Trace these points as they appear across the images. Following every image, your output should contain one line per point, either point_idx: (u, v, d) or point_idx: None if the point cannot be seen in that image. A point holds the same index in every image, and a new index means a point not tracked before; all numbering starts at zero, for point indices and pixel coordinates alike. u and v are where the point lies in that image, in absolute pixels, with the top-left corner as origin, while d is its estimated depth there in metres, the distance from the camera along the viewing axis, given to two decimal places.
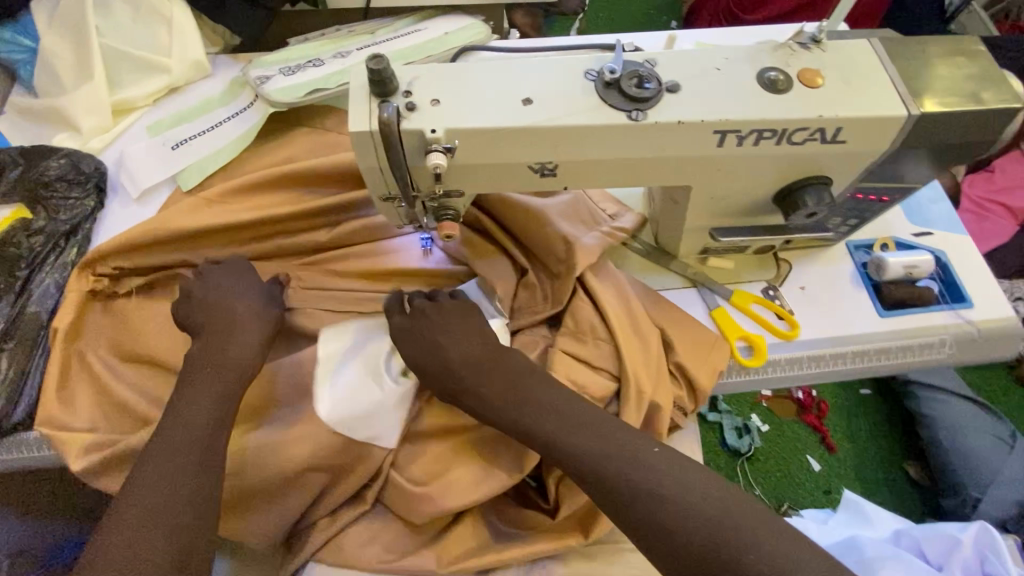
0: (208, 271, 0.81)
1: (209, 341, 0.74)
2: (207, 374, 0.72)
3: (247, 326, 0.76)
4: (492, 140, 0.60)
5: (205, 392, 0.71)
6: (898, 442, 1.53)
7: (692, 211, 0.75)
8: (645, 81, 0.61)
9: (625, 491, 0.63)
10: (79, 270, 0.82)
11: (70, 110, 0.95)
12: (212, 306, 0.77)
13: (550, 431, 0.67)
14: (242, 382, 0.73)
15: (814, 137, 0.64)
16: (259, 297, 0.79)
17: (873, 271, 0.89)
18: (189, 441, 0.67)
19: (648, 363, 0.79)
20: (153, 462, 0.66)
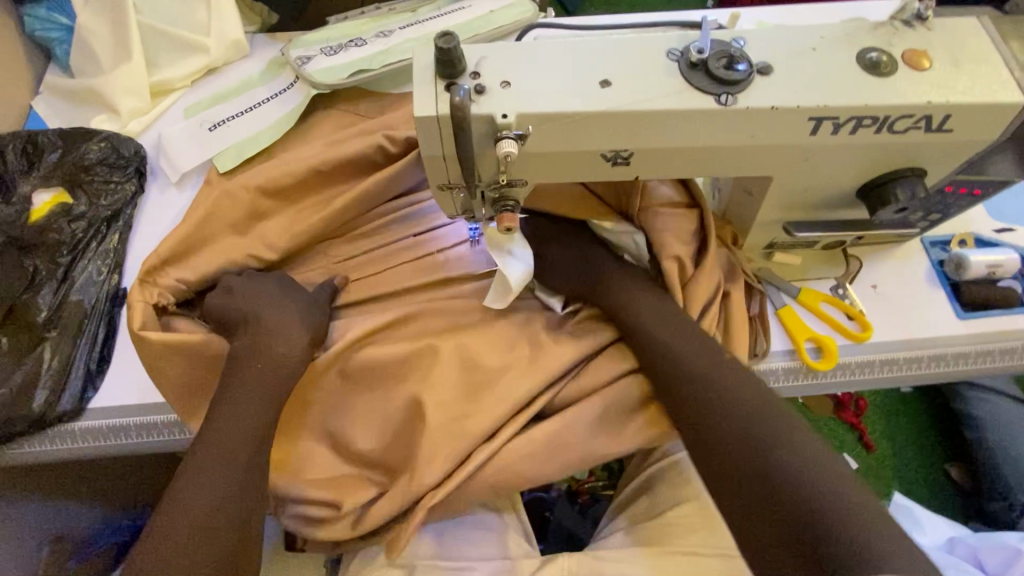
0: (251, 276, 0.78)
1: (255, 337, 0.71)
2: (252, 372, 0.69)
3: (291, 328, 0.72)
4: (567, 127, 0.55)
5: (253, 391, 0.68)
6: (943, 443, 1.46)
7: (768, 204, 0.70)
8: (735, 61, 0.56)
9: (694, 377, 0.66)
10: (140, 282, 0.76)
11: (108, 90, 0.92)
12: (254, 306, 0.73)
13: (653, 331, 0.70)
14: (287, 386, 0.70)
15: (918, 125, 0.58)
16: (303, 301, 0.75)
17: (951, 270, 0.84)
18: (240, 438, 0.65)
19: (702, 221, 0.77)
20: (200, 463, 0.63)
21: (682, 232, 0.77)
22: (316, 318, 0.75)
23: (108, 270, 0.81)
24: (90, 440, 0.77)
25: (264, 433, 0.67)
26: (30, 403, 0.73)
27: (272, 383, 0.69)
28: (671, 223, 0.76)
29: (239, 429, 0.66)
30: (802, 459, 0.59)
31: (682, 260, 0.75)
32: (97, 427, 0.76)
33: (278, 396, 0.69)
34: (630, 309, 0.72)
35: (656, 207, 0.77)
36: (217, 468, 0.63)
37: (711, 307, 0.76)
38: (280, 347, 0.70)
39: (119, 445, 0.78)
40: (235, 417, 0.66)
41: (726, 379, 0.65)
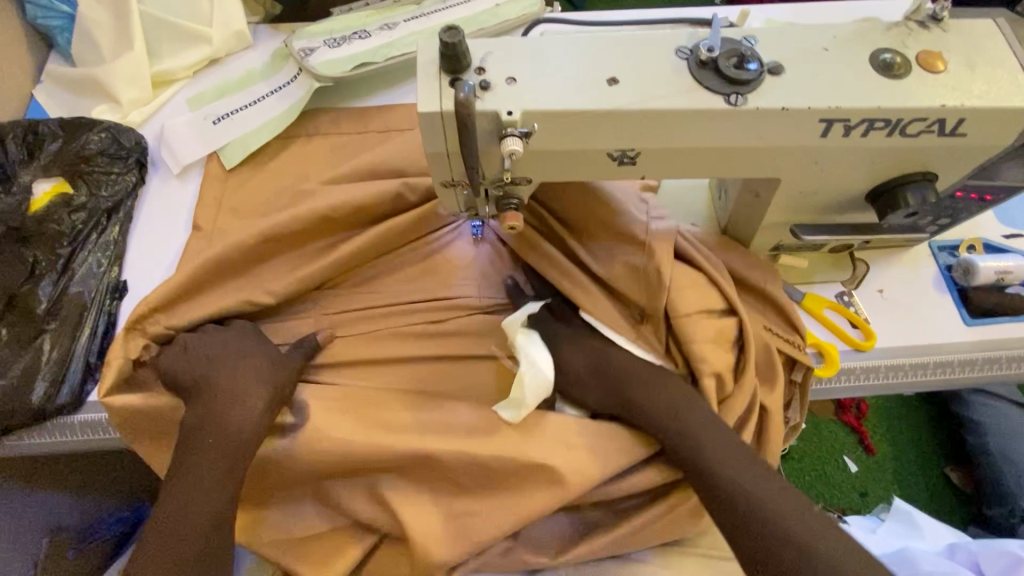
0: (211, 331, 0.74)
1: (205, 408, 0.66)
2: (201, 450, 0.64)
3: (248, 394, 0.67)
4: (572, 125, 0.54)
5: (201, 470, 0.63)
6: (945, 448, 1.46)
7: (776, 207, 0.69)
8: (746, 61, 0.55)
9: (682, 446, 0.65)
10: (125, 333, 0.74)
11: (109, 79, 0.91)
12: (211, 369, 0.69)
13: (639, 398, 0.67)
14: (245, 458, 0.65)
15: (931, 128, 0.57)
16: (262, 362, 0.70)
17: (960, 275, 0.83)
18: (194, 520, 0.62)
19: (732, 300, 0.71)
20: (155, 546, 0.62)
21: (720, 343, 0.70)
22: (278, 385, 0.69)
23: (109, 262, 0.81)
24: (90, 433, 0.77)
25: (218, 513, 0.63)
26: (28, 395, 0.72)
27: (227, 456, 0.64)
28: (711, 333, 0.69)
29: (191, 511, 0.62)
30: (790, 521, 0.59)
31: (722, 376, 0.69)
32: (97, 419, 0.76)
33: (235, 470, 0.64)
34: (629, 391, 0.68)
35: (694, 317, 0.69)
36: (175, 549, 0.62)
37: (750, 416, 0.72)
38: (236, 416, 0.65)
39: (118, 438, 0.78)
40: (190, 493, 0.63)
41: (689, 415, 0.66)
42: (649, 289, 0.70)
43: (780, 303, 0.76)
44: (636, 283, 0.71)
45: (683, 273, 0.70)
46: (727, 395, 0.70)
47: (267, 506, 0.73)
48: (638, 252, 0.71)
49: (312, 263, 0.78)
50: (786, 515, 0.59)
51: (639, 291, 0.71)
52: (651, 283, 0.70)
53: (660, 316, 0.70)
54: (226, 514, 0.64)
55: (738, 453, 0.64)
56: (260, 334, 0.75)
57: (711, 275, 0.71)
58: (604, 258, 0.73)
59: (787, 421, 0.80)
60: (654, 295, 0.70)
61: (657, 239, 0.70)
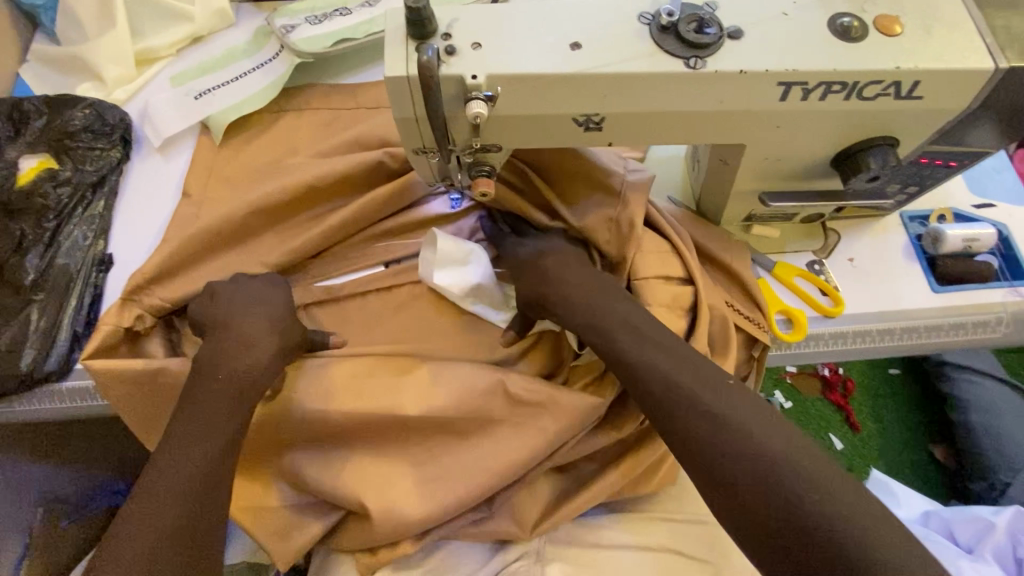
0: (240, 279, 0.75)
1: (219, 344, 0.68)
2: (214, 384, 0.66)
3: (260, 339, 0.68)
4: (537, 89, 0.56)
5: (212, 403, 0.65)
6: (928, 423, 1.48)
7: (743, 174, 0.70)
8: (705, 26, 0.56)
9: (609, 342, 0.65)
10: (121, 303, 0.75)
11: (93, 57, 0.92)
12: (229, 314, 0.70)
13: (568, 313, 0.68)
14: (249, 400, 0.67)
15: (888, 91, 0.58)
16: (279, 307, 0.72)
17: (929, 243, 0.84)
18: (203, 445, 0.63)
19: (692, 269, 0.73)
20: (160, 468, 0.62)
21: (672, 309, 0.73)
22: (289, 337, 0.70)
23: (94, 235, 0.83)
24: (79, 399, 0.79)
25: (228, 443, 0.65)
26: (17, 362, 0.74)
27: (233, 396, 0.66)
28: (665, 321, 0.72)
29: (199, 438, 0.63)
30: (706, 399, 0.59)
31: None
32: (83, 386, 0.78)
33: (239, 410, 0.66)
34: (567, 313, 0.68)
35: (649, 280, 0.73)
36: (171, 483, 0.61)
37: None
38: (245, 359, 0.67)
39: (106, 405, 0.80)
40: (194, 429, 0.64)
41: (690, 373, 0.62)
42: (620, 242, 0.74)
43: (743, 277, 0.79)
44: (610, 236, 0.74)
45: (648, 238, 0.75)
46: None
47: (253, 471, 0.75)
48: (616, 206, 0.74)
49: (292, 233, 0.80)
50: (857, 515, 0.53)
51: (609, 242, 0.74)
52: (623, 234, 0.73)
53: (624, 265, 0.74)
54: (223, 453, 0.64)
55: (658, 346, 0.64)
56: (287, 286, 0.75)
57: (676, 244, 0.75)
58: (581, 213, 0.75)
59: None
60: (623, 252, 0.74)
61: (634, 193, 0.74)
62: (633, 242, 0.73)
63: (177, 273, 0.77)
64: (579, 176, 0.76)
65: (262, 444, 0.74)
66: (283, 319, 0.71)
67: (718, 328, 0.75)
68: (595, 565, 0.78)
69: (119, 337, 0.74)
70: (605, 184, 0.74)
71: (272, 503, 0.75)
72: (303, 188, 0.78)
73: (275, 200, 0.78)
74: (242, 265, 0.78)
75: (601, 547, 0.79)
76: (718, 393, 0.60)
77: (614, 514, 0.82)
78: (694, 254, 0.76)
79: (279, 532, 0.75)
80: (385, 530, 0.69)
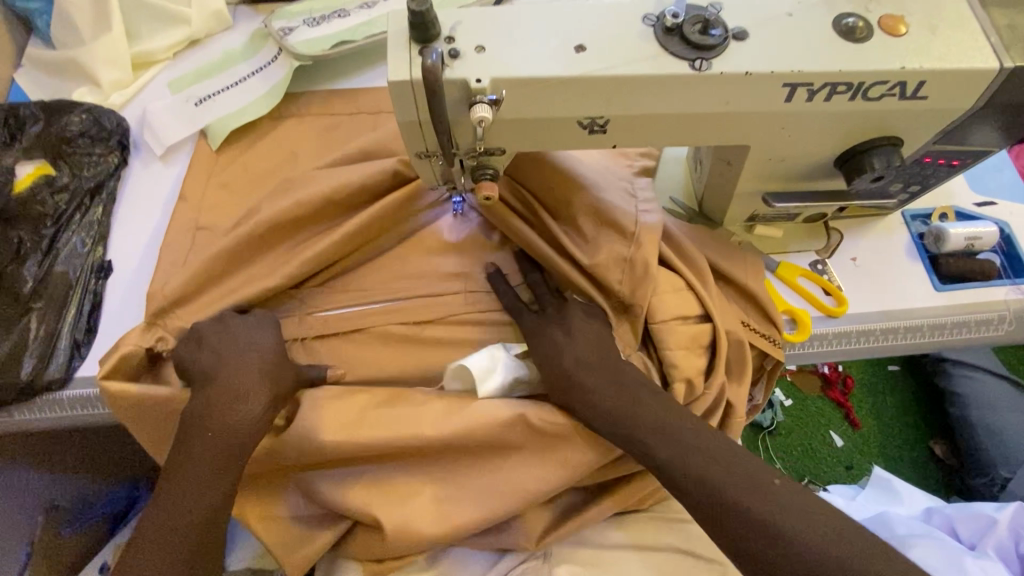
0: (229, 321, 0.72)
1: (208, 399, 0.66)
2: (205, 442, 0.65)
3: (250, 394, 0.67)
4: (541, 91, 0.56)
5: (205, 461, 0.64)
6: (928, 420, 1.49)
7: (747, 175, 0.70)
8: (710, 27, 0.56)
9: (626, 418, 0.66)
10: (144, 326, 0.73)
11: (89, 61, 0.91)
12: (219, 366, 0.68)
13: (582, 383, 0.68)
14: (242, 457, 0.66)
15: (893, 92, 0.58)
16: (271, 354, 0.70)
17: (931, 242, 0.84)
18: (201, 501, 0.64)
19: (708, 306, 0.72)
20: (161, 522, 0.64)
21: (692, 348, 0.72)
22: (279, 385, 0.69)
23: (93, 241, 0.82)
24: (79, 408, 0.77)
25: (225, 496, 0.65)
26: (17, 371, 0.74)
27: (225, 455, 0.65)
28: (671, 322, 0.71)
29: (195, 495, 0.64)
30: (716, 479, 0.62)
31: (692, 382, 0.71)
32: (85, 395, 0.76)
33: (232, 466, 0.65)
34: (580, 382, 0.68)
35: (668, 322, 0.72)
36: (174, 536, 0.63)
37: (715, 413, 0.74)
38: (236, 416, 0.66)
39: (108, 414, 0.78)
40: (189, 489, 0.64)
41: (700, 452, 0.64)
42: (634, 283, 0.71)
43: (758, 298, 0.78)
44: (624, 276, 0.71)
45: (664, 274, 0.72)
46: (695, 399, 0.73)
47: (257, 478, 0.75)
48: (628, 244, 0.72)
49: (293, 238, 0.79)
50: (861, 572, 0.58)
51: (623, 282, 0.71)
52: (637, 275, 0.71)
53: (640, 311, 0.71)
54: (221, 510, 0.65)
55: (671, 422, 0.66)
56: (275, 325, 0.73)
57: (689, 281, 0.73)
58: (592, 251, 0.73)
59: (753, 401, 0.85)
60: (637, 295, 0.71)
61: (646, 232, 0.72)
62: (648, 285, 0.71)
63: (196, 289, 0.76)
64: (587, 213, 0.74)
65: (265, 459, 0.72)
66: (273, 368, 0.69)
67: (736, 355, 0.75)
68: (602, 566, 0.77)
69: (138, 361, 0.72)
70: (614, 223, 0.73)
71: (277, 510, 0.75)
72: (305, 192, 0.78)
73: (276, 206, 0.78)
74: (243, 271, 0.77)
75: (608, 548, 0.79)
76: (731, 473, 0.63)
77: (622, 516, 0.82)
78: (709, 283, 0.74)
79: (284, 538, 0.75)
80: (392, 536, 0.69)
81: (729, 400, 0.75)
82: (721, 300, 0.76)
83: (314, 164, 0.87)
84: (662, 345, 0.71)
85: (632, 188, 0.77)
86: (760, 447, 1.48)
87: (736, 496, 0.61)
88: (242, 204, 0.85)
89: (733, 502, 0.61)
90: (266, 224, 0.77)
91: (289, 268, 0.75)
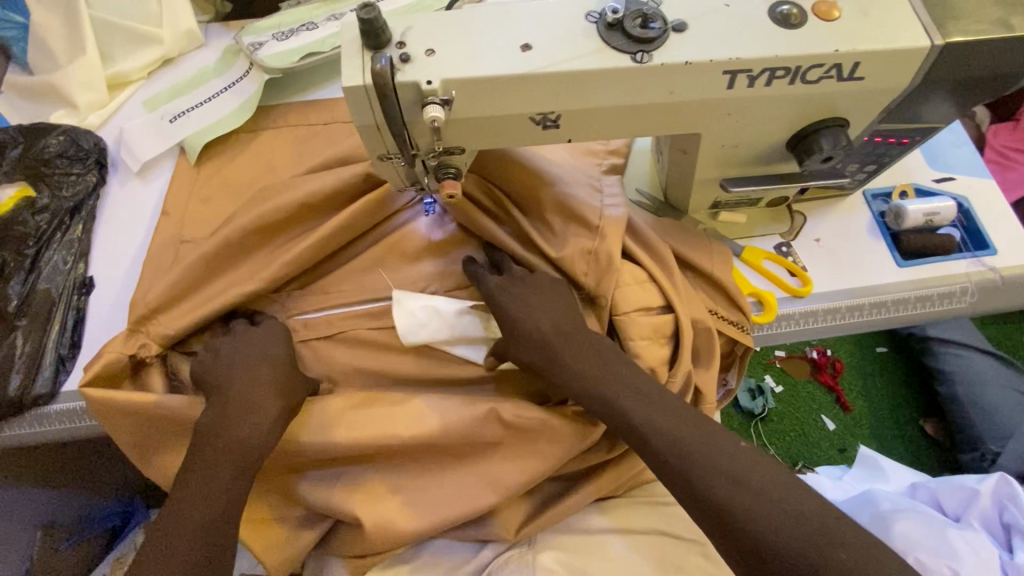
0: (242, 331, 0.74)
1: (224, 408, 0.68)
2: (217, 451, 0.66)
3: (265, 404, 0.68)
4: (491, 90, 0.58)
5: (217, 468, 0.66)
6: (917, 399, 1.51)
7: (703, 162, 0.72)
8: (650, 21, 0.58)
9: (627, 411, 0.65)
10: (129, 332, 0.75)
11: (64, 84, 0.93)
12: (234, 377, 0.70)
13: (558, 358, 0.68)
14: (254, 464, 0.67)
15: (830, 74, 0.60)
16: (281, 367, 0.71)
17: (892, 220, 0.87)
18: (208, 507, 0.65)
19: (671, 297, 0.73)
20: (168, 526, 0.64)
21: (655, 338, 0.73)
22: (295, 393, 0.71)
23: (74, 259, 0.84)
24: (67, 422, 0.79)
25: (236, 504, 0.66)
26: (4, 388, 0.75)
27: (237, 465, 0.66)
28: (637, 312, 0.73)
29: (206, 503, 0.65)
30: (727, 475, 0.61)
31: (656, 370, 0.73)
32: (73, 408, 0.78)
33: (243, 476, 0.67)
34: (570, 368, 0.68)
35: (631, 314, 0.73)
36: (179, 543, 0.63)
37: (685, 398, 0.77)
38: (251, 426, 0.67)
39: (95, 426, 0.80)
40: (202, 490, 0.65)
41: (706, 448, 0.63)
42: (599, 275, 0.73)
43: (724, 285, 0.80)
44: (589, 268, 0.73)
45: (627, 268, 0.74)
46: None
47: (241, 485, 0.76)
48: (593, 237, 0.74)
49: (269, 247, 0.81)
50: (827, 534, 0.57)
51: (589, 275, 0.73)
52: (601, 267, 0.73)
53: (606, 303, 0.73)
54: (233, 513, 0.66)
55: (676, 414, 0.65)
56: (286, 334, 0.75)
57: (652, 273, 0.74)
58: (558, 246, 0.75)
59: (727, 386, 0.87)
60: (602, 287, 0.73)
61: (611, 225, 0.74)
62: (612, 275, 0.72)
63: (181, 298, 0.77)
64: (551, 207, 0.76)
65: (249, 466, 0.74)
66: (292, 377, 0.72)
67: (703, 341, 0.77)
68: (585, 552, 0.79)
69: (122, 367, 0.74)
70: (579, 218, 0.75)
71: (264, 514, 0.76)
72: (277, 201, 0.80)
73: (249, 215, 0.79)
74: (219, 280, 0.79)
75: (590, 534, 0.81)
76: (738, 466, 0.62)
77: (603, 502, 0.83)
78: (673, 273, 0.75)
79: (268, 540, 0.76)
80: (375, 528, 0.72)
81: (698, 385, 0.78)
82: (685, 286, 0.78)
83: (288, 173, 0.89)
84: (625, 336, 0.73)
85: (598, 183, 0.79)
86: (753, 434, 1.49)
87: (697, 456, 0.62)
88: (219, 216, 0.87)
89: (729, 485, 0.60)
90: (241, 234, 0.79)
91: (265, 274, 0.77)
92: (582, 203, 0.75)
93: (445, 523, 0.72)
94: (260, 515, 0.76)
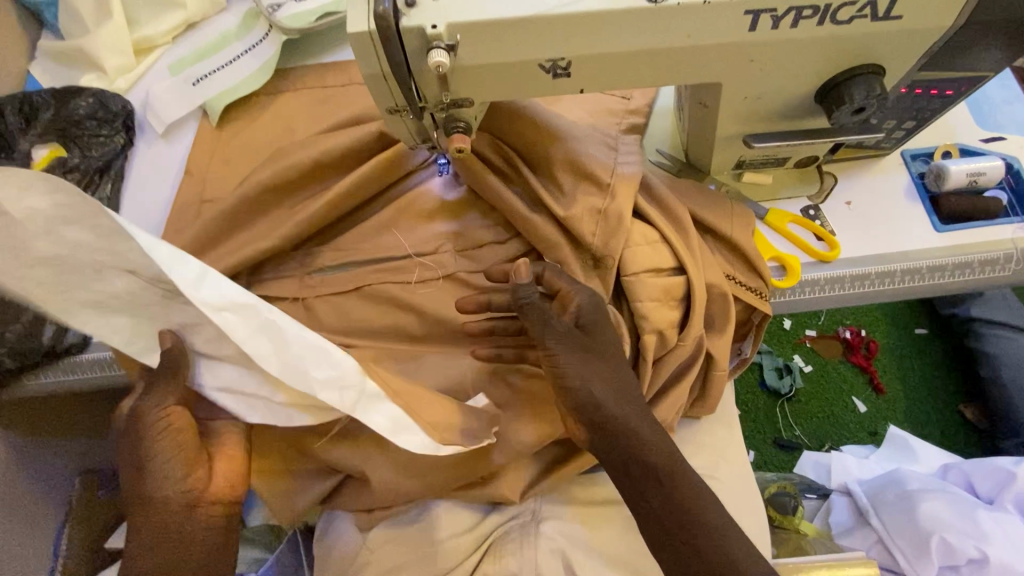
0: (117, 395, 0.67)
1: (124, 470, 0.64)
2: (135, 506, 0.63)
3: (147, 451, 0.62)
4: (498, 34, 0.56)
5: (143, 522, 0.62)
6: (956, 383, 1.44)
7: (724, 116, 0.69)
8: None
9: (660, 468, 0.62)
10: None
11: (93, 48, 0.96)
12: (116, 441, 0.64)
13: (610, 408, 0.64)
14: (177, 501, 0.63)
15: (863, 13, 0.56)
16: (140, 418, 0.62)
17: (932, 182, 0.81)
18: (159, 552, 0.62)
19: (682, 259, 0.71)
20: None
21: (665, 301, 0.71)
22: (151, 428, 0.62)
23: None
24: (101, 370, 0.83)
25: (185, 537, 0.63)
26: (40, 336, 0.79)
27: (161, 507, 0.62)
28: (648, 272, 0.71)
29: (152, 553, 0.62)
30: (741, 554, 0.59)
31: (665, 333, 0.71)
32: (103, 358, 0.82)
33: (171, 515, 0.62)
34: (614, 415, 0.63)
35: (641, 275, 0.71)
36: None
37: (695, 363, 0.76)
38: (151, 473, 0.62)
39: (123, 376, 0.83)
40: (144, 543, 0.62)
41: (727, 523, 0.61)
42: (607, 235, 0.71)
43: (742, 249, 0.76)
44: (597, 229, 0.71)
45: (639, 228, 0.72)
46: (669, 350, 0.73)
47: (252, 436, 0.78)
48: (603, 196, 0.72)
49: (284, 206, 0.82)
50: None
51: (598, 235, 0.71)
52: (611, 226, 0.71)
53: (611, 263, 0.71)
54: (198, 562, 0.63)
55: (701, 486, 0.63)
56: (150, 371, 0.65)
57: (665, 234, 0.72)
58: (568, 205, 0.73)
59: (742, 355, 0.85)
60: (610, 247, 0.71)
61: (622, 184, 0.72)
62: (621, 235, 0.71)
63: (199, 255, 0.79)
64: (563, 166, 0.74)
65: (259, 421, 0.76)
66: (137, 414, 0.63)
67: (718, 306, 0.75)
68: (589, 517, 0.79)
69: None
70: (591, 176, 0.73)
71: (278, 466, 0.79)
72: (292, 160, 0.80)
73: (264, 175, 0.80)
74: (236, 239, 0.81)
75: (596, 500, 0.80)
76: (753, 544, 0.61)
77: None
78: (687, 233, 0.73)
79: (279, 490, 0.79)
80: (380, 482, 0.74)
81: (710, 350, 0.76)
82: (701, 249, 0.75)
83: (304, 135, 0.90)
84: (634, 297, 0.71)
85: (614, 141, 0.77)
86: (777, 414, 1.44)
87: (718, 531, 0.60)
88: (237, 177, 0.89)
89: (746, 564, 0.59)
90: (257, 192, 0.80)
91: (280, 232, 0.78)
92: (594, 162, 0.73)
93: (449, 479, 0.73)
94: (273, 467, 0.78)
